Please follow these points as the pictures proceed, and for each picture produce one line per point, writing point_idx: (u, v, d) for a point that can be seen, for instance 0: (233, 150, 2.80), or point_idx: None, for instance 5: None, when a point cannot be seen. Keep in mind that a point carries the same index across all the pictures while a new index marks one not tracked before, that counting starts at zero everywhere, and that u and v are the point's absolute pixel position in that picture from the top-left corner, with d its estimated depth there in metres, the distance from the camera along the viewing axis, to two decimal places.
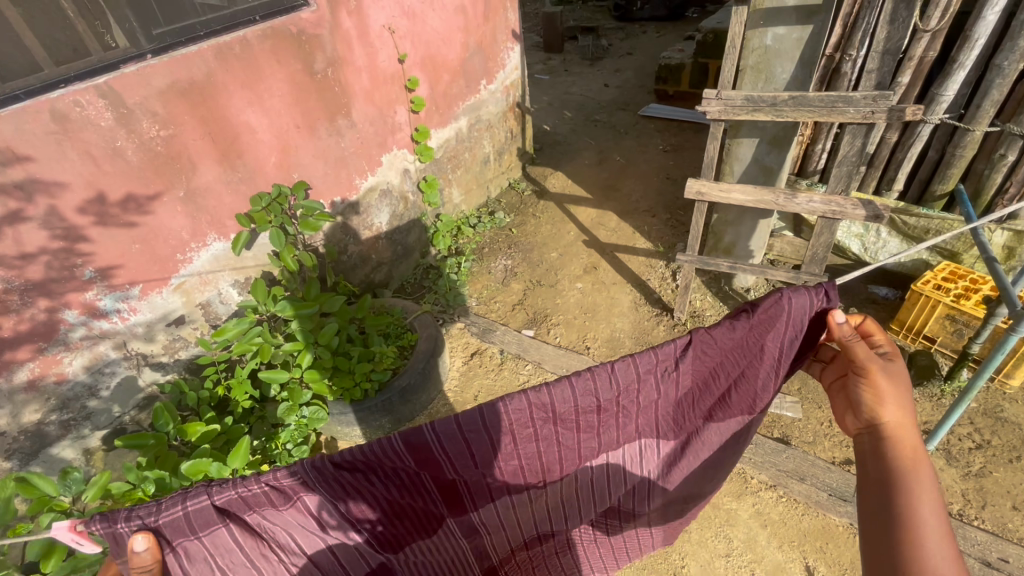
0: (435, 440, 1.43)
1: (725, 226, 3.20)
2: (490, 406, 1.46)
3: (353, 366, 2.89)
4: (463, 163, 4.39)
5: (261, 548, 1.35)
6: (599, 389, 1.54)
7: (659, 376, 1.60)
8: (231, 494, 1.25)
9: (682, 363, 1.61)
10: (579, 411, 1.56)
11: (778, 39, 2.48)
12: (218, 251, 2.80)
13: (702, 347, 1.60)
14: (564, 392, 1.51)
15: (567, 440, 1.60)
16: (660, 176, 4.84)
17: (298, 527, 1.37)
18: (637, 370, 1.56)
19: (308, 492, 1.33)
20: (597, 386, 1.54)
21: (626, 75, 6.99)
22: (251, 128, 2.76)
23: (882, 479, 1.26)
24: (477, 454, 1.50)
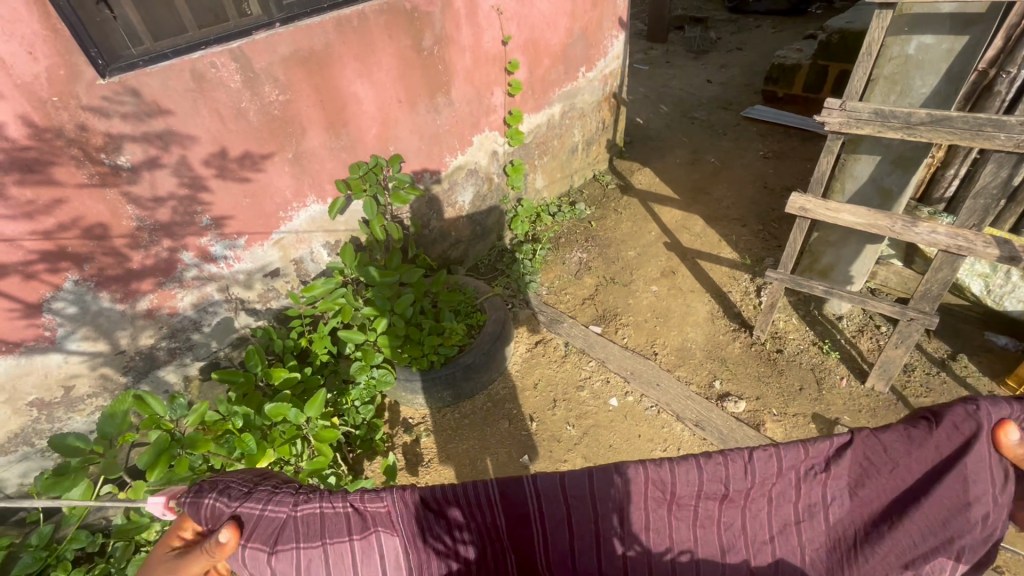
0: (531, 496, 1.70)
1: (824, 246, 2.97)
2: (601, 473, 1.69)
3: (423, 338, 3.01)
4: (551, 150, 4.37)
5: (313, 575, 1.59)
6: (730, 476, 1.69)
7: (804, 475, 1.70)
8: (314, 506, 1.64)
9: (835, 466, 1.68)
10: (703, 496, 1.71)
11: (923, 49, 2.23)
12: (315, 213, 2.98)
13: (865, 452, 1.67)
14: (691, 474, 1.69)
15: (681, 527, 1.73)
16: (756, 183, 4.55)
17: (363, 561, 1.64)
18: (779, 461, 1.69)
19: (383, 525, 1.66)
20: (728, 473, 1.68)
21: (732, 72, 6.59)
22: (358, 99, 2.90)
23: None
24: (572, 521, 1.69)
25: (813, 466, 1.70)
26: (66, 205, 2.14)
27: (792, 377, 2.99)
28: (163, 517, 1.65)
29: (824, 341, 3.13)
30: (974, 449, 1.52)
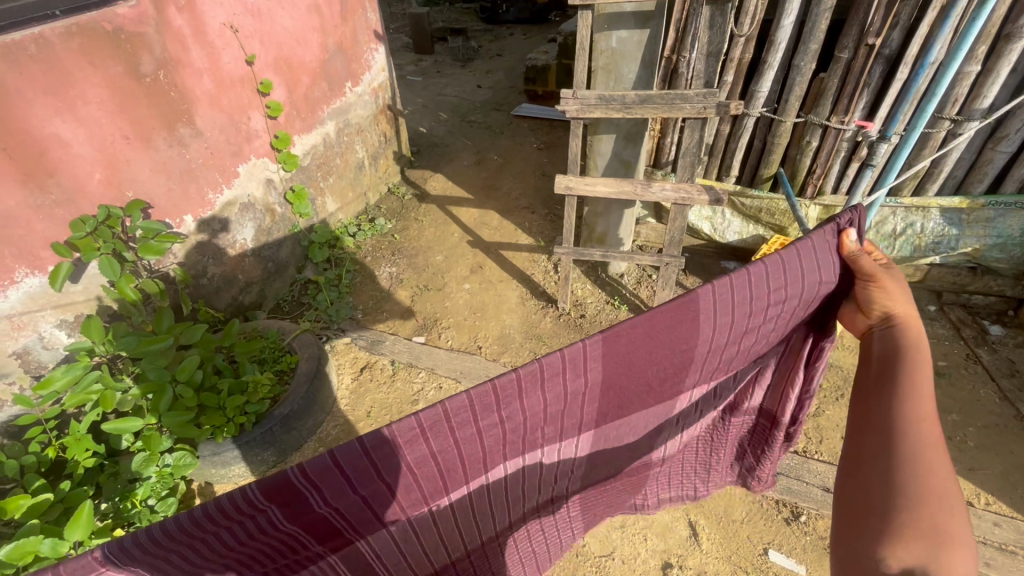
0: (279, 499, 1.01)
1: (595, 217, 3.40)
2: (344, 449, 1.02)
3: (223, 401, 2.61)
4: (335, 170, 4.17)
5: None
6: (501, 401, 1.18)
7: (574, 376, 1.25)
8: None
9: (596, 358, 1.26)
10: (480, 421, 1.17)
11: (621, 42, 2.67)
12: (33, 289, 2.35)
13: (647, 323, 1.29)
14: (460, 404, 1.12)
15: (469, 453, 1.22)
16: (536, 173, 5.01)
17: None
18: (546, 374, 1.19)
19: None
20: (497, 401, 1.17)
21: (498, 76, 7.14)
22: (62, 141, 2.36)
23: (886, 357, 1.29)
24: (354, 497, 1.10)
25: (579, 368, 1.24)
26: None
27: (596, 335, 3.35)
28: None
29: (615, 299, 3.57)
30: (773, 277, 1.40)
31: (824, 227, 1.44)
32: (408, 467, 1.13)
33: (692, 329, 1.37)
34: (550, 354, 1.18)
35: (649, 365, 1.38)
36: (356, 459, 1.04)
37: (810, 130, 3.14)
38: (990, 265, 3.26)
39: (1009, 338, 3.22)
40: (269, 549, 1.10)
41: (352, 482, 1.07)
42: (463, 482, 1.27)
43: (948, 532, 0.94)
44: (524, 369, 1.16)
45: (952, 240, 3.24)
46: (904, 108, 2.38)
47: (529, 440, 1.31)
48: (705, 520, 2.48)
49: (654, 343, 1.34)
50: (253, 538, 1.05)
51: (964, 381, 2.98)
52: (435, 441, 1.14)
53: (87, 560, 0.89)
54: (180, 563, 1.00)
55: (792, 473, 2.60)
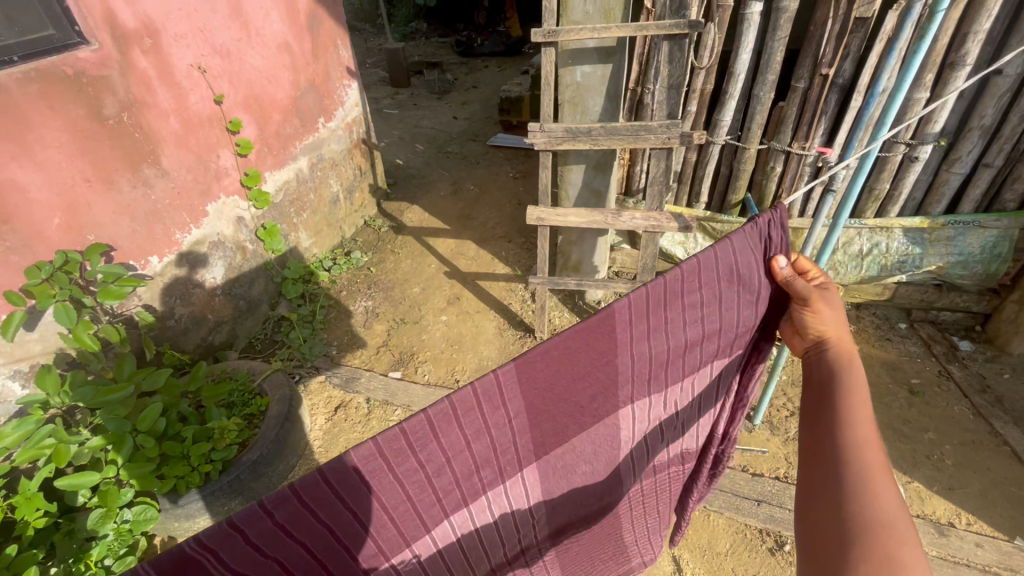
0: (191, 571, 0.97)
1: (570, 245, 3.41)
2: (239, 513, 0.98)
3: (187, 449, 2.50)
4: (309, 205, 4.14)
5: None
6: (415, 447, 1.14)
7: (490, 409, 1.22)
8: None
9: (511, 392, 1.24)
10: (394, 468, 1.13)
11: (585, 76, 2.73)
12: None
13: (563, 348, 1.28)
14: (366, 452, 1.08)
15: (396, 502, 1.17)
16: (512, 202, 5.04)
17: None
18: (456, 415, 1.17)
19: None
20: (410, 445, 1.13)
21: (473, 108, 7.26)
22: (19, 187, 2.31)
23: (824, 381, 1.31)
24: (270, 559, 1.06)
25: (492, 401, 1.22)
26: None
27: None
28: None
29: None
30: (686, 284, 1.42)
31: (743, 229, 1.45)
32: (325, 524, 1.08)
33: (613, 347, 1.37)
34: (459, 391, 1.15)
35: (576, 386, 1.36)
36: (264, 521, 1.02)
37: (773, 156, 3.22)
38: (954, 281, 3.33)
39: (978, 354, 3.28)
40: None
41: (256, 543, 1.03)
42: (398, 536, 1.21)
43: (905, 563, 0.91)
44: (433, 409, 1.13)
45: (916, 259, 3.31)
46: (858, 135, 2.45)
47: (461, 482, 1.27)
48: (689, 554, 2.42)
49: (576, 365, 1.33)
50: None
51: (938, 399, 3.00)
52: (349, 494, 1.09)
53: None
54: None
55: (775, 500, 2.57)
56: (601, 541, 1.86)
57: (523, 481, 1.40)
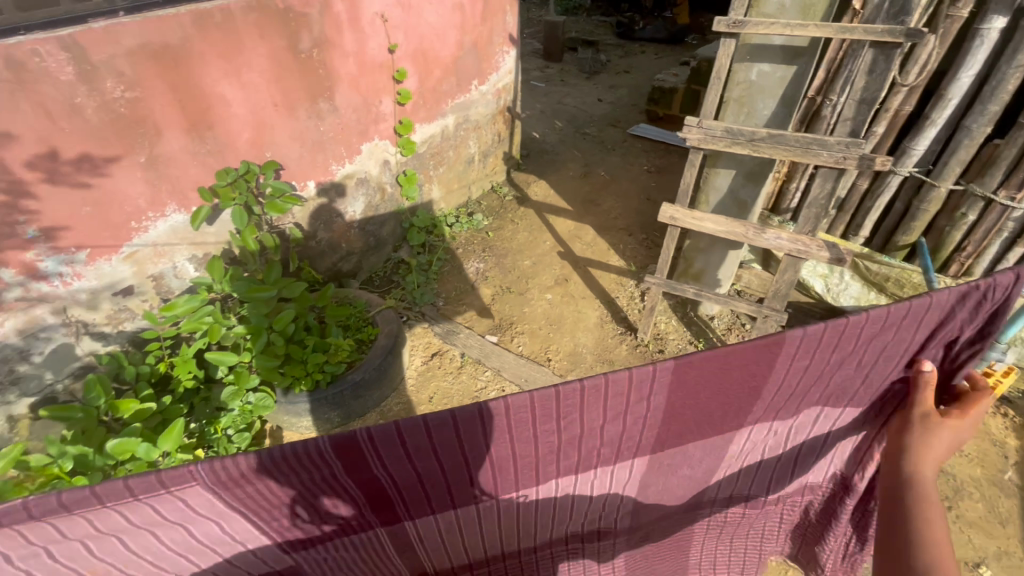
0: (366, 450, 1.05)
1: (695, 252, 3.24)
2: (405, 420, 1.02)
3: (307, 356, 2.81)
4: (446, 161, 4.34)
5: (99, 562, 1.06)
6: (556, 414, 1.13)
7: (637, 400, 1.17)
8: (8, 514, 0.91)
9: (663, 389, 1.17)
10: (532, 424, 1.14)
11: (762, 76, 2.52)
12: (177, 223, 2.68)
13: (728, 360, 1.17)
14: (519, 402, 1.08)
15: (519, 453, 1.18)
16: (641, 196, 4.86)
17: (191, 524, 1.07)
18: (604, 397, 1.13)
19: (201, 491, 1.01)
20: (551, 410, 1.12)
21: (621, 92, 7.05)
22: (225, 100, 2.67)
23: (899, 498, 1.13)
24: (411, 468, 1.12)
25: (643, 393, 1.16)
26: None
27: None
28: None
29: (699, 340, 3.36)
30: (876, 329, 1.22)
31: (947, 290, 1.21)
32: (461, 452, 1.12)
33: (768, 373, 1.24)
34: (619, 370, 1.10)
35: (724, 397, 1.26)
36: (418, 434, 1.05)
37: (968, 201, 2.76)
38: None
39: None
40: (322, 504, 1.13)
41: (405, 451, 1.08)
42: (509, 481, 1.25)
43: None
44: (588, 382, 1.09)
45: None
46: None
47: (579, 454, 1.25)
48: None
49: (731, 377, 1.22)
50: (307, 488, 1.08)
51: None
52: (487, 434, 1.11)
53: (182, 472, 0.96)
54: (248, 495, 1.05)
55: None
56: (669, 557, 1.78)
57: (631, 471, 1.36)
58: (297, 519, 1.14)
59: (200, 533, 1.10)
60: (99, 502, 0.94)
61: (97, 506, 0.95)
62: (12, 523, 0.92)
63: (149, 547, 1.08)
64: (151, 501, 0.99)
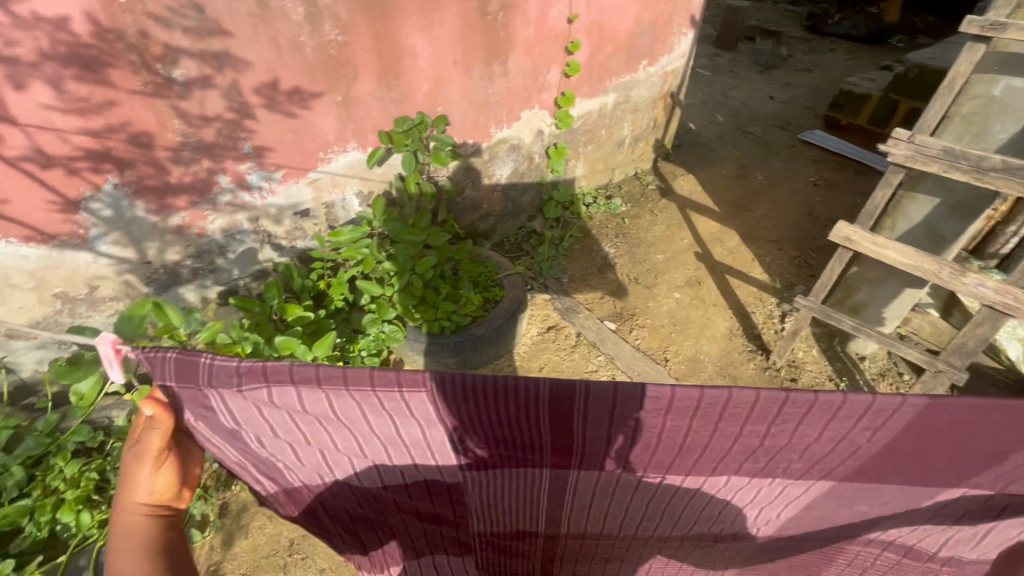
0: (581, 404, 1.21)
1: (861, 282, 2.89)
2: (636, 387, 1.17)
3: (439, 302, 3.01)
4: (597, 140, 4.27)
5: (318, 432, 1.30)
6: (773, 419, 1.22)
7: (854, 428, 1.23)
8: (283, 371, 1.16)
9: (888, 423, 1.22)
10: (745, 422, 1.23)
11: (1010, 92, 2.12)
12: (353, 160, 2.96)
13: (961, 415, 1.21)
14: (748, 398, 1.18)
15: (715, 444, 1.28)
16: (800, 209, 4.40)
17: (398, 423, 1.27)
18: (828, 413, 1.20)
19: (422, 400, 1.21)
20: (771, 414, 1.21)
21: (797, 92, 6.37)
22: (414, 53, 2.86)
23: None
24: (613, 430, 1.27)
25: (863, 423, 1.22)
26: (117, 108, 2.14)
27: None
28: (106, 368, 1.16)
29: (842, 379, 3.02)
30: None
31: None
32: (671, 427, 1.25)
33: (995, 438, 1.25)
34: (855, 395, 1.17)
35: (935, 451, 1.27)
36: (636, 402, 1.20)
37: None
38: None
39: None
40: (512, 437, 1.31)
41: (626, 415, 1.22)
42: (691, 465, 1.35)
43: None
44: (823, 397, 1.18)
45: None
46: None
47: (766, 462, 1.33)
48: None
49: (958, 433, 1.24)
50: (513, 421, 1.26)
51: None
52: (702, 418, 1.22)
53: (418, 375, 1.16)
54: (462, 413, 1.24)
55: None
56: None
57: (801, 489, 1.41)
58: (482, 444, 1.34)
59: (403, 431, 1.30)
60: (344, 385, 1.17)
61: (341, 386, 1.17)
62: (278, 384, 1.18)
63: (362, 434, 1.31)
64: (379, 395, 1.20)
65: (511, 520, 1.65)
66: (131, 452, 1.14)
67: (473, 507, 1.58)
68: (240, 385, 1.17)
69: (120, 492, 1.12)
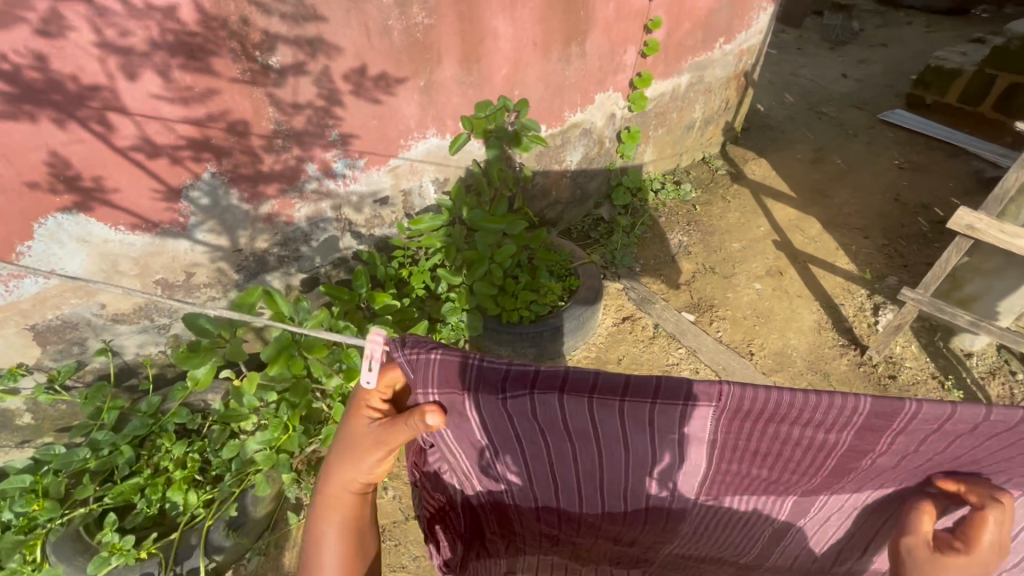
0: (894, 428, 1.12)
1: (974, 274, 2.68)
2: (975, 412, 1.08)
3: (518, 292, 2.95)
4: (668, 123, 4.11)
5: (565, 440, 1.28)
6: None
7: None
8: (559, 378, 1.14)
9: None
10: None
11: None
12: (432, 146, 2.92)
13: None
14: None
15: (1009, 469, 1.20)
16: (885, 194, 4.14)
17: (659, 434, 1.23)
18: None
19: (703, 413, 1.16)
20: None
21: (873, 69, 5.97)
22: (496, 35, 2.78)
23: None
24: (914, 453, 1.18)
25: None
26: (218, 96, 2.16)
27: None
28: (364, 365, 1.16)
29: (947, 377, 2.84)
30: None
31: None
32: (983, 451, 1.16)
33: None
34: None
35: None
36: (963, 427, 1.10)
37: None
38: None
39: None
40: (776, 458, 1.26)
41: (941, 437, 1.13)
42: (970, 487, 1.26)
43: None
44: None
45: None
46: None
47: None
48: None
49: None
50: (798, 438, 1.18)
51: None
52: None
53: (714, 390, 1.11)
54: (741, 426, 1.17)
55: None
56: None
57: None
58: (740, 460, 1.27)
59: (660, 444, 1.26)
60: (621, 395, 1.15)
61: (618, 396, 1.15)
62: (546, 391, 1.16)
63: (613, 450, 1.29)
64: (654, 406, 1.16)
65: (713, 548, 1.66)
66: (370, 429, 1.22)
67: (686, 524, 1.53)
68: (509, 389, 1.16)
69: (346, 466, 1.23)
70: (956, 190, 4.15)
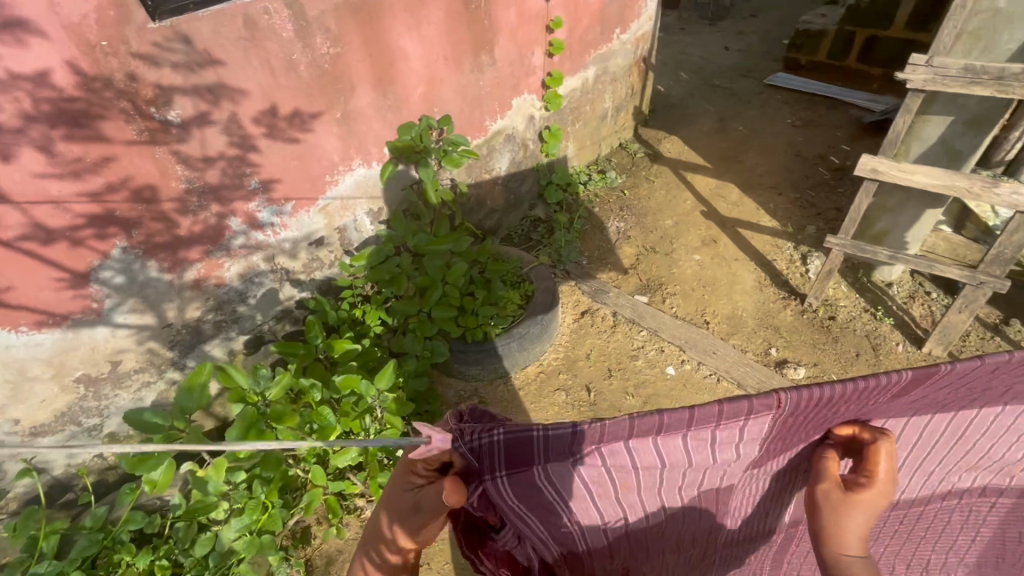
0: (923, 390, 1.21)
1: (881, 212, 2.97)
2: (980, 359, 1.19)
3: (477, 309, 2.90)
4: (583, 116, 4.22)
5: (631, 474, 1.29)
6: None
7: None
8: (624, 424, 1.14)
9: None
10: None
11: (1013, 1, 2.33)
12: (360, 177, 2.79)
13: None
14: None
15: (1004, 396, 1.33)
16: (787, 151, 4.49)
17: (720, 448, 1.26)
18: None
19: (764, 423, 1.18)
20: None
21: (749, 39, 6.47)
22: (406, 55, 2.71)
23: None
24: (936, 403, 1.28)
25: None
26: (114, 163, 1.93)
27: (848, 344, 2.99)
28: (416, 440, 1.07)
29: (877, 308, 3.13)
30: None
31: None
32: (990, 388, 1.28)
33: None
34: None
35: None
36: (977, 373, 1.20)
37: None
38: None
39: None
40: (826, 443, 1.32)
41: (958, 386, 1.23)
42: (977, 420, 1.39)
43: None
44: None
45: None
46: None
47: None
48: None
49: None
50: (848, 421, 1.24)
51: None
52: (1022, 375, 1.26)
53: (773, 400, 1.13)
54: (798, 424, 1.21)
55: None
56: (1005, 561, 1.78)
57: None
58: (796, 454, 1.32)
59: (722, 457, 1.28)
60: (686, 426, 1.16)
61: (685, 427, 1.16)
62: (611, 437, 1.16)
63: (681, 473, 1.31)
64: (716, 428, 1.19)
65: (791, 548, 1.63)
66: (407, 495, 1.15)
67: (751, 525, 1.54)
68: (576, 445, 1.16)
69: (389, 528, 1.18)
70: (843, 138, 4.58)
